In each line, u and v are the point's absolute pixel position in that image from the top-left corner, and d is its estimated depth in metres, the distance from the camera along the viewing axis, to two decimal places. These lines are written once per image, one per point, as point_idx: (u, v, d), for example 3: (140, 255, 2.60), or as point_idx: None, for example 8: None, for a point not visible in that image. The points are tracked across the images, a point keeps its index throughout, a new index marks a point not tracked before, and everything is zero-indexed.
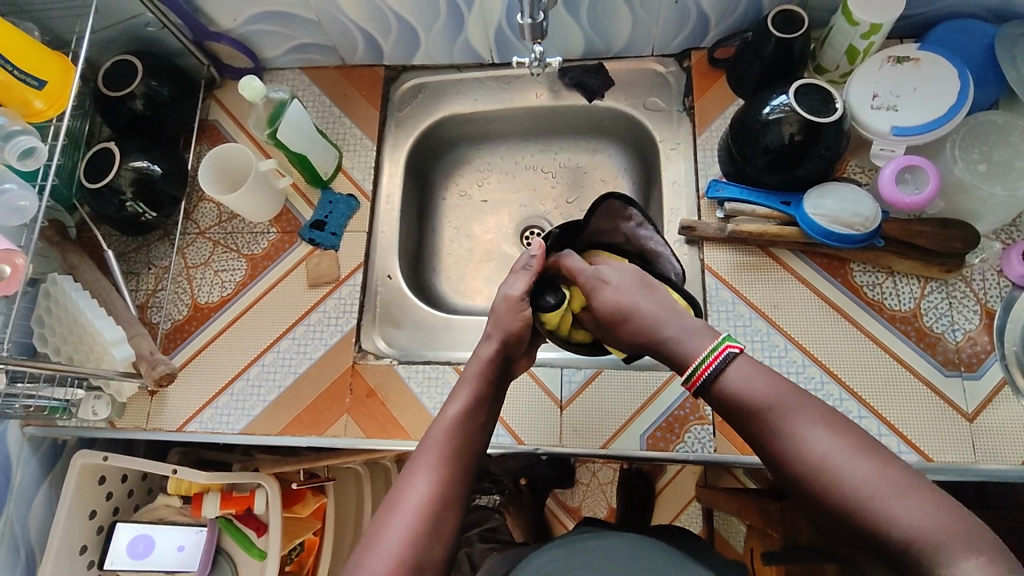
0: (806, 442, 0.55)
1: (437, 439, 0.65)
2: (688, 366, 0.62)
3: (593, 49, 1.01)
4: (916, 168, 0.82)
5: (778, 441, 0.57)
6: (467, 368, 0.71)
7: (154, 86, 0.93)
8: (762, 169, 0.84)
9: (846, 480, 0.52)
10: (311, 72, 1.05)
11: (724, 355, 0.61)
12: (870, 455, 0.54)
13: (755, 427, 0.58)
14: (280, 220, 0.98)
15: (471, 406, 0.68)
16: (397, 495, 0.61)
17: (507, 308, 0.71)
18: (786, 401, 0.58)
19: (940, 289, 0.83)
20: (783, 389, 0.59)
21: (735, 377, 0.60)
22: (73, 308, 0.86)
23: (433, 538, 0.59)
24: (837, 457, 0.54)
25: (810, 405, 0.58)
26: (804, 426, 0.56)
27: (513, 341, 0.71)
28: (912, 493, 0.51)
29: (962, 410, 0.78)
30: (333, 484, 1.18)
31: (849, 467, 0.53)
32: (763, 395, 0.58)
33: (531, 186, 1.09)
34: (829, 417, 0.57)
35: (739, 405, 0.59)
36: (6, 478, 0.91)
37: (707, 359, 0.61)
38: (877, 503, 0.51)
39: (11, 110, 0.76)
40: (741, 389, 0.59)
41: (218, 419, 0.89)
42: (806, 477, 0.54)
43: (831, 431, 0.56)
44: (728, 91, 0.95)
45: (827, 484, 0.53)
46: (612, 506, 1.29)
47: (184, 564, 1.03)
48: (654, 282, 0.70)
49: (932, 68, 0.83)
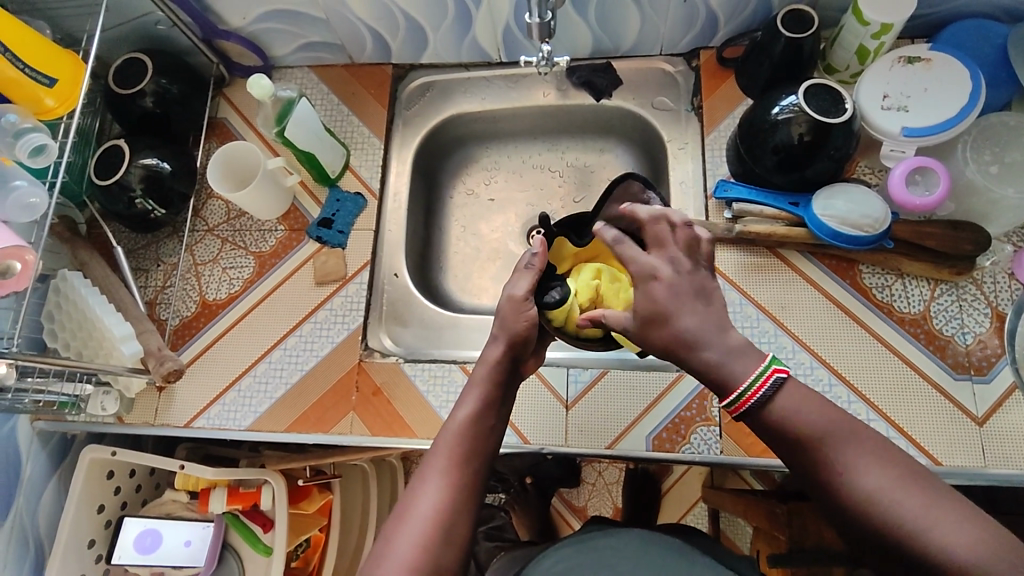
0: (858, 474, 0.54)
1: (446, 445, 0.64)
2: (735, 389, 0.59)
3: (602, 48, 1.01)
4: (927, 169, 0.81)
5: (829, 471, 0.55)
6: (476, 370, 0.70)
7: (164, 83, 0.93)
8: (771, 169, 0.84)
9: (901, 513, 0.52)
10: (320, 70, 1.05)
11: (772, 381, 0.58)
12: (920, 485, 0.53)
13: (802, 456, 0.57)
14: (288, 218, 0.98)
15: (479, 410, 0.67)
16: (408, 502, 0.61)
17: (512, 309, 0.69)
18: (836, 429, 0.56)
19: (950, 291, 0.82)
20: (833, 417, 0.57)
21: (783, 404, 0.58)
22: (83, 304, 0.87)
23: (445, 546, 0.59)
24: (890, 488, 0.53)
25: (860, 433, 0.56)
26: (856, 459, 0.55)
27: (521, 342, 0.69)
28: (963, 521, 0.51)
29: (972, 414, 0.78)
30: (339, 481, 1.19)
31: (901, 499, 0.53)
32: (815, 423, 0.57)
33: (539, 185, 1.09)
34: (878, 446, 0.56)
35: (788, 434, 0.57)
36: (16, 472, 0.92)
37: (755, 383, 0.58)
38: (931, 534, 0.51)
39: (23, 108, 0.77)
40: (791, 418, 0.57)
41: (224, 416, 0.90)
42: (859, 509, 0.54)
43: (883, 461, 0.55)
44: (737, 91, 0.95)
45: (882, 517, 0.53)
46: (618, 506, 1.28)
47: (192, 559, 1.04)
48: (711, 288, 0.61)
49: (945, 69, 0.82)
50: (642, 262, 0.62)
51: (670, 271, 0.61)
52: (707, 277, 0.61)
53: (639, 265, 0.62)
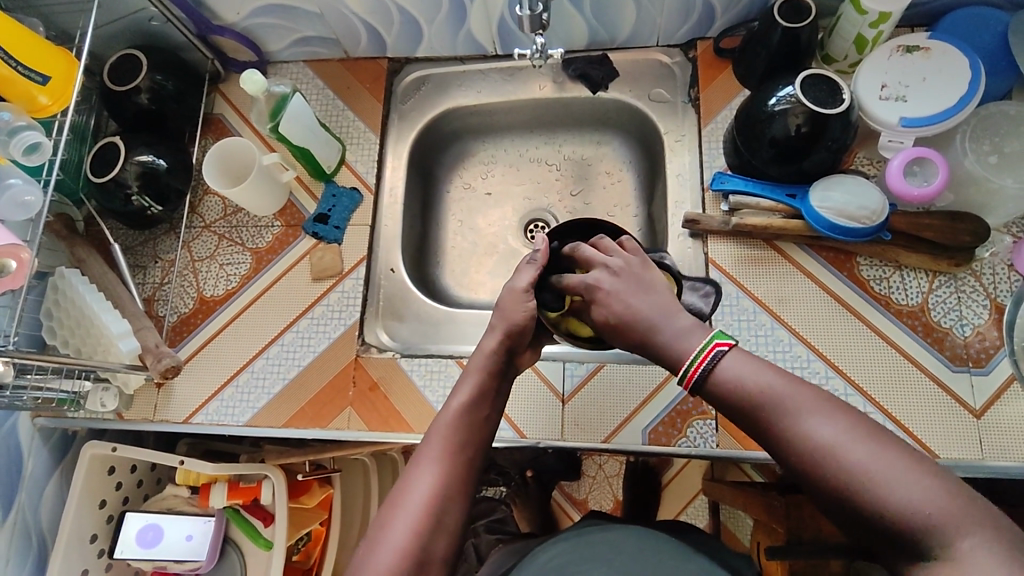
0: (806, 431, 0.52)
1: (441, 433, 0.64)
2: (681, 364, 0.59)
3: (598, 39, 1.00)
4: (925, 159, 0.81)
5: (779, 433, 0.54)
6: (472, 359, 0.70)
7: (159, 80, 0.93)
8: (767, 161, 0.83)
9: (852, 468, 0.50)
10: (315, 65, 1.05)
11: (714, 354, 0.57)
12: (872, 439, 0.51)
13: (753, 418, 0.55)
14: (284, 214, 0.98)
15: (474, 399, 0.66)
16: (402, 488, 0.61)
17: (511, 302, 0.69)
18: (786, 389, 0.55)
19: (948, 283, 0.82)
20: (778, 378, 0.56)
21: (729, 369, 0.57)
22: (80, 301, 0.87)
23: (435, 533, 0.59)
24: (839, 443, 0.51)
25: (809, 392, 0.54)
26: (804, 415, 0.53)
27: (518, 335, 0.69)
28: (913, 473, 0.49)
29: (969, 405, 0.78)
30: (339, 475, 1.19)
31: (852, 454, 0.50)
32: (761, 386, 0.55)
33: (536, 178, 1.08)
34: (828, 403, 0.54)
35: (736, 398, 0.56)
36: (17, 469, 0.93)
37: (697, 359, 0.58)
38: (881, 488, 0.49)
39: (17, 106, 0.77)
40: (737, 383, 0.56)
41: (223, 411, 0.90)
42: (808, 468, 0.52)
43: (831, 417, 0.53)
44: (734, 81, 0.94)
45: (831, 474, 0.51)
46: (619, 499, 1.29)
47: (193, 553, 1.05)
48: (654, 283, 0.63)
49: (943, 58, 0.82)
50: (583, 281, 0.65)
51: (610, 279, 0.64)
52: (647, 270, 0.64)
53: (580, 284, 0.65)
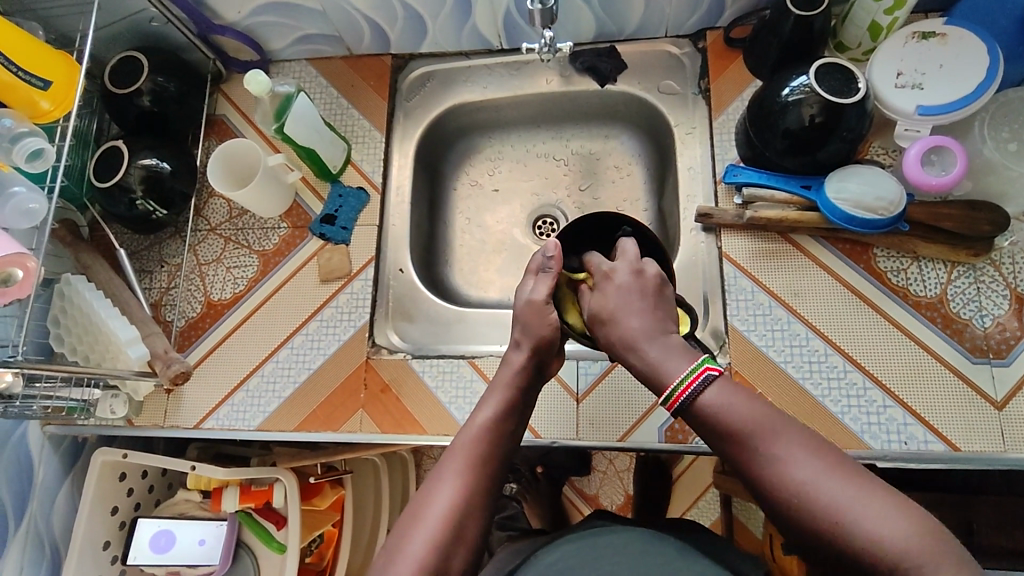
0: (789, 466, 0.52)
1: (465, 446, 0.63)
2: (666, 387, 0.58)
3: (605, 31, 0.98)
4: (943, 148, 0.79)
5: (761, 465, 0.53)
6: (499, 374, 0.70)
7: (161, 82, 0.92)
8: (781, 153, 0.82)
9: (832, 504, 0.50)
10: (318, 63, 1.03)
11: (702, 378, 0.57)
12: (852, 475, 0.52)
13: (736, 449, 0.55)
14: (290, 215, 0.97)
15: (501, 414, 0.66)
16: (424, 499, 0.60)
17: (532, 314, 0.68)
18: (771, 422, 0.55)
19: (967, 273, 0.80)
20: (762, 409, 0.55)
21: (715, 397, 0.57)
22: (87, 308, 0.86)
23: (456, 544, 0.58)
24: (821, 479, 0.51)
25: (792, 427, 0.55)
26: (787, 449, 0.53)
27: (545, 348, 0.69)
28: (893, 510, 0.50)
29: (991, 397, 0.76)
30: (351, 476, 1.19)
31: (833, 489, 0.51)
32: (745, 417, 0.55)
33: (543, 174, 1.07)
34: (809, 438, 0.54)
35: (720, 428, 0.56)
36: (28, 477, 0.92)
37: (684, 383, 0.57)
38: (861, 523, 0.49)
39: (19, 112, 0.75)
40: (722, 412, 0.56)
41: (234, 416, 0.89)
42: (789, 503, 0.52)
43: (814, 453, 0.53)
44: (745, 72, 0.92)
45: (812, 509, 0.51)
46: (630, 493, 1.28)
47: (207, 557, 1.04)
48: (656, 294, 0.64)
49: (960, 44, 0.80)
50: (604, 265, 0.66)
51: (625, 274, 0.64)
52: (663, 288, 0.64)
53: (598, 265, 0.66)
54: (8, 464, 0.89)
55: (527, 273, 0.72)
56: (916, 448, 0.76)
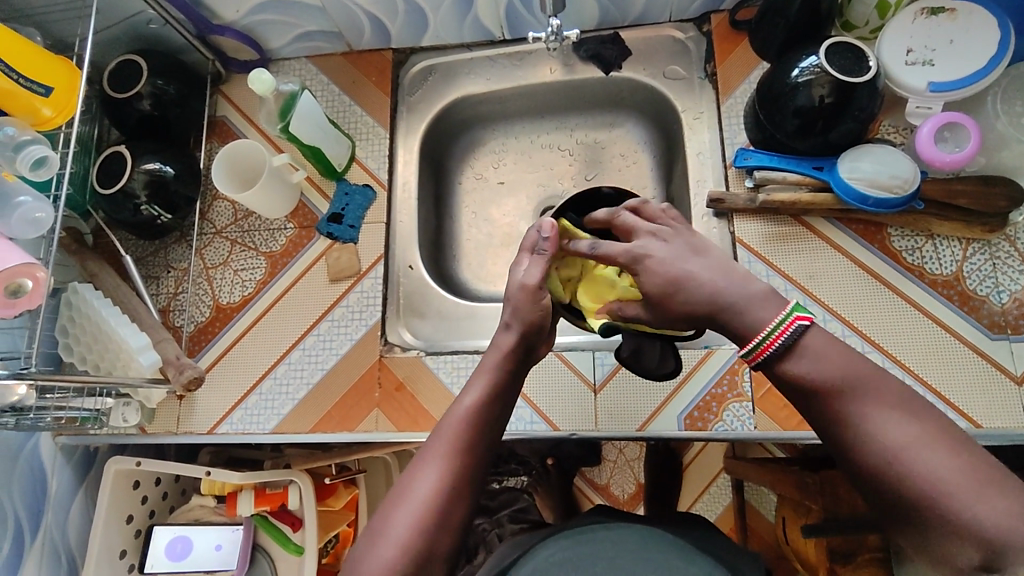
0: (881, 427, 0.50)
1: (450, 430, 0.61)
2: (755, 336, 0.56)
3: (609, 18, 0.97)
4: (956, 124, 0.79)
5: (847, 423, 0.52)
6: (486, 357, 0.68)
7: (161, 84, 0.90)
8: (792, 135, 0.81)
9: (921, 470, 0.48)
10: (318, 60, 1.02)
11: (793, 329, 0.55)
12: (948, 443, 0.49)
13: (820, 404, 0.53)
14: (297, 216, 0.96)
15: (487, 396, 0.64)
16: (406, 484, 0.59)
17: (526, 298, 0.67)
18: (863, 382, 0.53)
19: (982, 250, 0.80)
20: (855, 367, 0.54)
21: (807, 352, 0.55)
22: (96, 316, 0.85)
23: (438, 530, 0.56)
24: (912, 443, 0.49)
25: (885, 390, 0.52)
26: (878, 411, 0.51)
27: (533, 330, 0.67)
28: (985, 483, 0.47)
29: (1010, 373, 0.76)
30: (364, 475, 1.18)
31: (924, 455, 0.48)
32: (835, 372, 0.53)
33: (549, 164, 1.06)
34: (906, 403, 0.52)
35: (805, 382, 0.54)
36: (42, 489, 0.91)
37: (776, 331, 0.55)
38: (948, 492, 0.47)
39: (20, 119, 0.74)
40: (811, 366, 0.54)
41: (248, 420, 0.88)
42: (875, 463, 0.50)
43: (908, 416, 0.51)
44: (752, 54, 0.91)
45: (899, 472, 0.49)
46: (641, 482, 1.27)
47: (224, 562, 1.03)
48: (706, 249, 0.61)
49: (970, 19, 0.79)
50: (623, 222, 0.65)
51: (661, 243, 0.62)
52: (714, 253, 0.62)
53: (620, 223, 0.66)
54: (23, 477, 0.88)
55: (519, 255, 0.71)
56: None
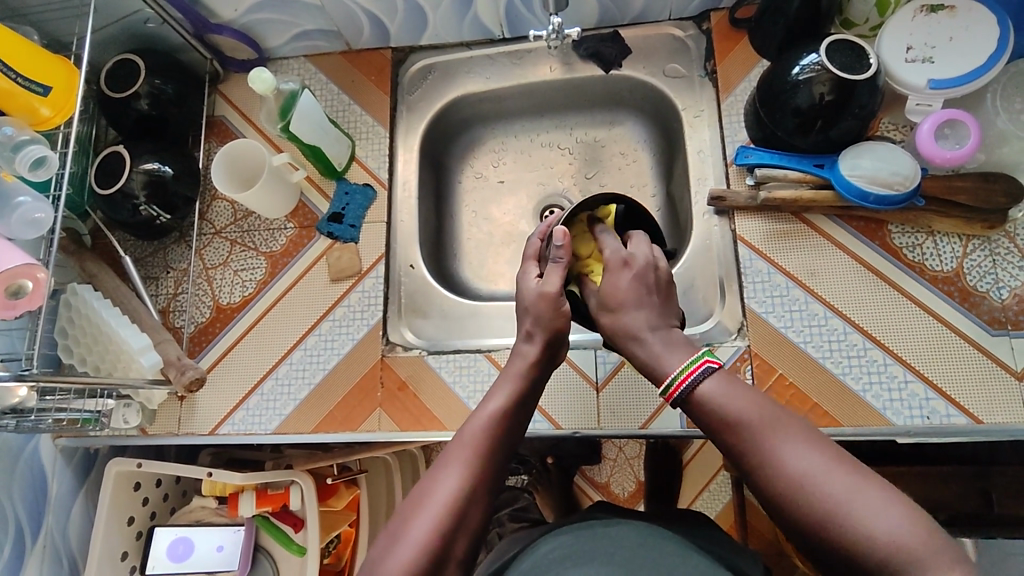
0: (787, 458, 0.51)
1: (474, 434, 0.62)
2: (664, 379, 0.60)
3: (609, 16, 0.97)
4: (956, 121, 0.79)
5: (757, 458, 0.53)
6: (509, 365, 0.70)
7: (158, 84, 0.90)
8: (793, 132, 0.81)
9: (826, 497, 0.48)
10: (317, 59, 1.02)
11: (701, 369, 0.59)
12: (855, 470, 0.50)
13: (733, 441, 0.55)
14: (297, 215, 0.96)
15: (509, 405, 0.66)
16: (427, 486, 0.59)
17: (545, 305, 0.69)
18: (768, 416, 0.54)
19: (982, 246, 0.80)
20: (759, 403, 0.55)
21: (713, 392, 0.57)
22: (96, 317, 0.84)
23: (458, 530, 0.56)
24: (818, 472, 0.50)
25: (790, 424, 0.54)
26: (783, 442, 0.52)
27: (557, 340, 0.70)
28: (888, 504, 0.47)
29: (1011, 369, 0.76)
30: (365, 476, 1.18)
31: (830, 483, 0.49)
32: (741, 408, 0.55)
33: (548, 163, 1.06)
34: (812, 436, 0.53)
35: (717, 422, 0.56)
36: (43, 492, 0.91)
37: (683, 372, 0.59)
38: (856, 519, 0.47)
39: (18, 119, 0.74)
40: (718, 402, 0.56)
41: (250, 420, 0.88)
42: (786, 497, 0.50)
43: (813, 448, 0.52)
44: (752, 52, 0.91)
45: (808, 505, 0.49)
46: (641, 480, 1.28)
47: (225, 563, 1.03)
48: (664, 294, 0.67)
49: (970, 15, 0.79)
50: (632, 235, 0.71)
51: (637, 262, 0.67)
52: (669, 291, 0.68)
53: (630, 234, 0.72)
54: (23, 479, 0.87)
55: (528, 263, 0.75)
56: (939, 423, 0.76)
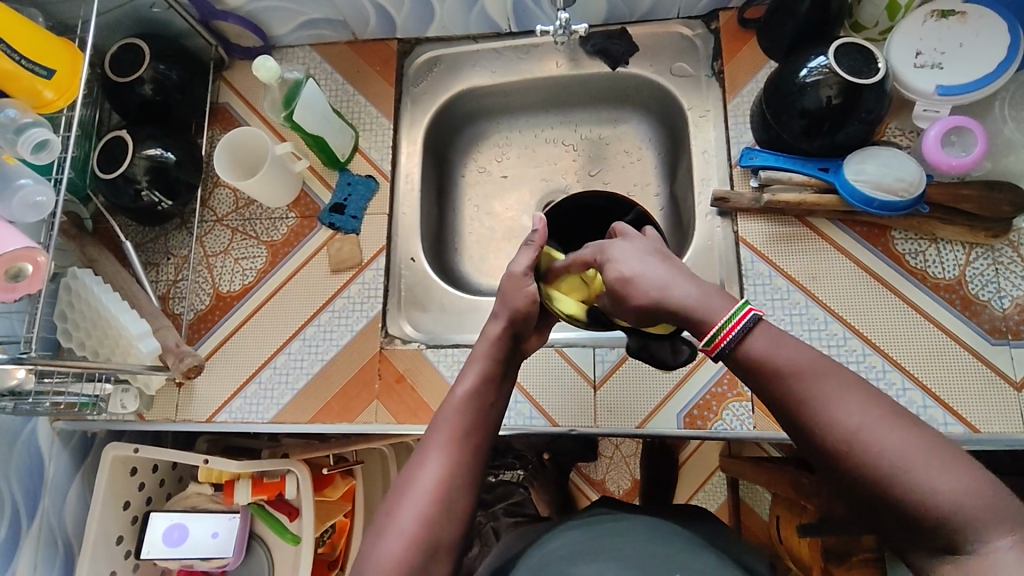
0: (843, 413, 0.49)
1: (448, 420, 0.62)
2: (707, 330, 0.55)
3: (617, 13, 0.97)
4: (963, 128, 0.79)
5: (806, 413, 0.51)
6: (475, 347, 0.69)
7: (163, 69, 0.89)
8: (799, 135, 0.81)
9: (885, 453, 0.47)
10: (322, 48, 1.01)
11: (747, 319, 0.54)
12: (907, 424, 0.48)
13: (778, 393, 0.52)
14: (299, 205, 0.96)
15: (481, 383, 0.65)
16: (410, 473, 0.59)
17: (512, 286, 0.69)
18: (822, 368, 0.52)
19: (985, 255, 0.80)
20: (809, 354, 0.53)
21: (761, 345, 0.54)
22: (95, 302, 0.84)
23: (446, 517, 0.57)
24: (872, 428, 0.48)
25: (839, 374, 0.51)
26: (838, 395, 0.50)
27: (522, 319, 0.69)
28: (944, 459, 0.47)
29: (1010, 379, 0.76)
30: (361, 467, 1.19)
31: (886, 439, 0.48)
32: (794, 359, 0.52)
33: (552, 159, 1.05)
34: (863, 385, 0.51)
35: (760, 375, 0.53)
36: (40, 474, 0.91)
37: (729, 323, 0.54)
38: (913, 475, 0.46)
39: (22, 101, 0.73)
40: (768, 356, 0.53)
41: (247, 409, 0.88)
42: (843, 452, 0.49)
43: (865, 400, 0.50)
44: (760, 53, 0.91)
45: (861, 461, 0.48)
46: (637, 478, 1.29)
47: (220, 550, 1.04)
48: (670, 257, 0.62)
49: (980, 22, 0.79)
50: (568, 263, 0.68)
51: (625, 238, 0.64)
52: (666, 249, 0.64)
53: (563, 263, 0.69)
54: (20, 461, 0.88)
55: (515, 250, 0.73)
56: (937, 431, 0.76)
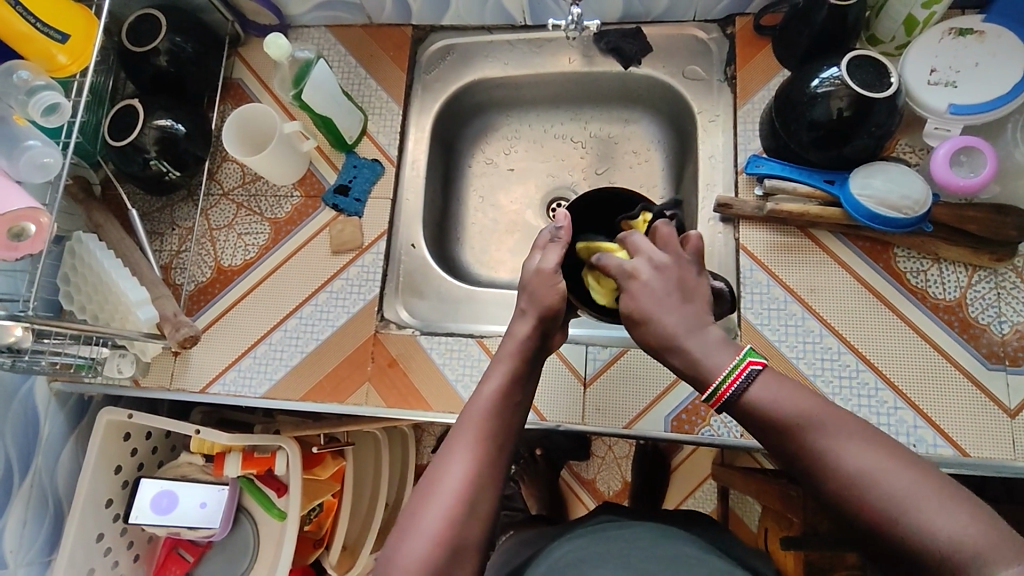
0: (843, 459, 0.49)
1: (474, 418, 0.62)
2: (709, 384, 0.55)
3: (632, 12, 0.96)
4: (973, 149, 0.78)
5: (809, 457, 0.51)
6: (504, 345, 0.68)
7: (178, 42, 0.90)
8: (806, 146, 0.80)
9: (886, 496, 0.47)
10: (337, 30, 1.01)
11: (745, 373, 0.54)
12: (914, 466, 0.48)
13: (782, 444, 0.53)
14: (304, 184, 0.96)
15: (506, 385, 0.64)
16: (434, 474, 0.59)
17: (540, 282, 0.67)
18: (823, 414, 0.52)
19: (988, 278, 0.79)
20: (810, 401, 0.53)
21: (762, 394, 0.54)
22: (97, 267, 0.85)
23: (471, 518, 0.57)
24: (876, 470, 0.48)
25: (845, 419, 0.51)
26: (838, 440, 0.50)
27: (551, 317, 0.67)
28: (947, 500, 0.46)
29: (1004, 405, 0.76)
30: (352, 448, 1.19)
31: (891, 482, 0.47)
32: (793, 410, 0.52)
33: (560, 155, 1.05)
34: (865, 428, 0.51)
35: (767, 422, 0.53)
36: (34, 432, 0.93)
37: (728, 378, 0.54)
38: (919, 515, 0.46)
39: (35, 64, 0.75)
40: (767, 405, 0.53)
41: (240, 382, 0.89)
42: (847, 498, 0.49)
43: (869, 443, 0.50)
44: (774, 61, 0.90)
45: (868, 508, 0.48)
46: (627, 480, 1.28)
47: (207, 520, 1.05)
48: (687, 293, 0.58)
49: (998, 43, 0.79)
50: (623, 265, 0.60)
51: (649, 269, 0.59)
52: (691, 278, 0.59)
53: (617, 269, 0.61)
54: (15, 419, 0.89)
55: (535, 247, 0.72)
56: (925, 452, 0.75)
